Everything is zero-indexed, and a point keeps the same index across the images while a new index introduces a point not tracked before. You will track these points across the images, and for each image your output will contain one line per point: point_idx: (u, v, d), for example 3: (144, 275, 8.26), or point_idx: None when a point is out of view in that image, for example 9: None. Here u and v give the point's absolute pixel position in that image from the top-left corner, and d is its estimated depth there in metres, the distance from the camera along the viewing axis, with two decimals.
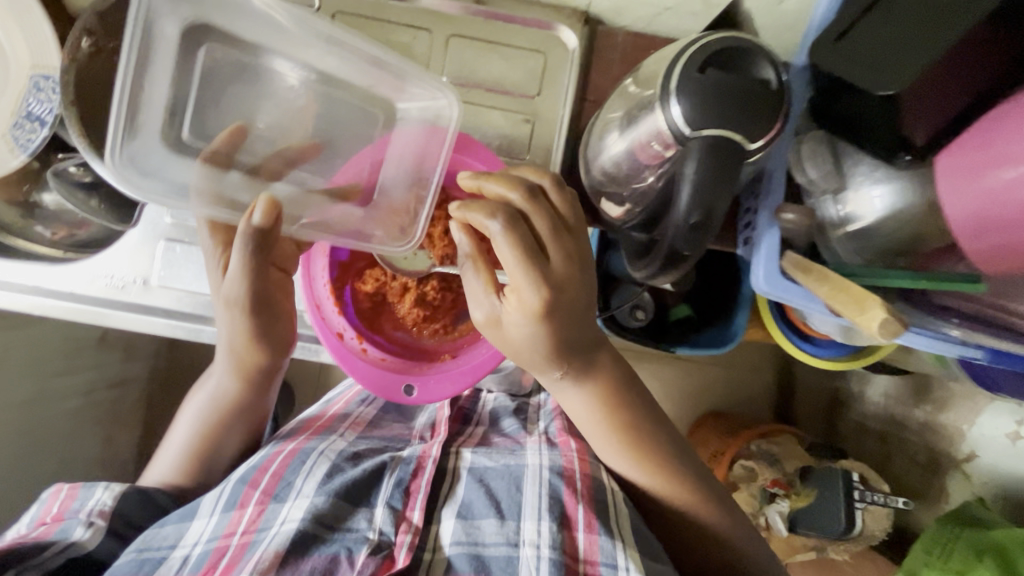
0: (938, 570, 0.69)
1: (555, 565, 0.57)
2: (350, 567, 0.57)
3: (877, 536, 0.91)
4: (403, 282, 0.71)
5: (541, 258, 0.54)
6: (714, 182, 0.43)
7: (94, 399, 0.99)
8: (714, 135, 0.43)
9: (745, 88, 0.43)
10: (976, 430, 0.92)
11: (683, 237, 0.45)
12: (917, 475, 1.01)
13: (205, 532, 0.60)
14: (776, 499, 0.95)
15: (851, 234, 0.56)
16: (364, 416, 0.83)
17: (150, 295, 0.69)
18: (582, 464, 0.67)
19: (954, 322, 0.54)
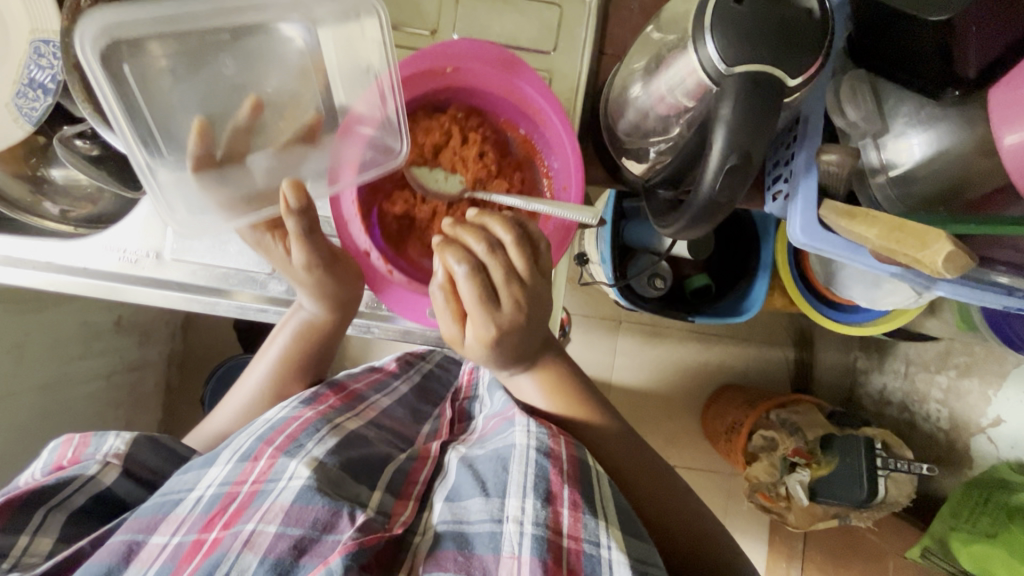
0: (965, 532, 0.68)
1: (538, 540, 0.55)
2: (350, 522, 0.56)
3: (901, 503, 0.91)
4: (433, 205, 0.65)
5: (497, 304, 0.55)
6: (751, 122, 0.41)
7: (114, 382, 0.99)
8: (751, 72, 0.41)
9: (784, 19, 0.41)
10: (1004, 394, 0.89)
11: (725, 188, 0.42)
12: (941, 441, 1.00)
13: (215, 478, 0.61)
14: (796, 469, 0.94)
15: (894, 181, 0.51)
16: (379, 404, 0.77)
17: (165, 269, 0.66)
18: (567, 447, 0.62)
19: (1000, 270, 0.50)
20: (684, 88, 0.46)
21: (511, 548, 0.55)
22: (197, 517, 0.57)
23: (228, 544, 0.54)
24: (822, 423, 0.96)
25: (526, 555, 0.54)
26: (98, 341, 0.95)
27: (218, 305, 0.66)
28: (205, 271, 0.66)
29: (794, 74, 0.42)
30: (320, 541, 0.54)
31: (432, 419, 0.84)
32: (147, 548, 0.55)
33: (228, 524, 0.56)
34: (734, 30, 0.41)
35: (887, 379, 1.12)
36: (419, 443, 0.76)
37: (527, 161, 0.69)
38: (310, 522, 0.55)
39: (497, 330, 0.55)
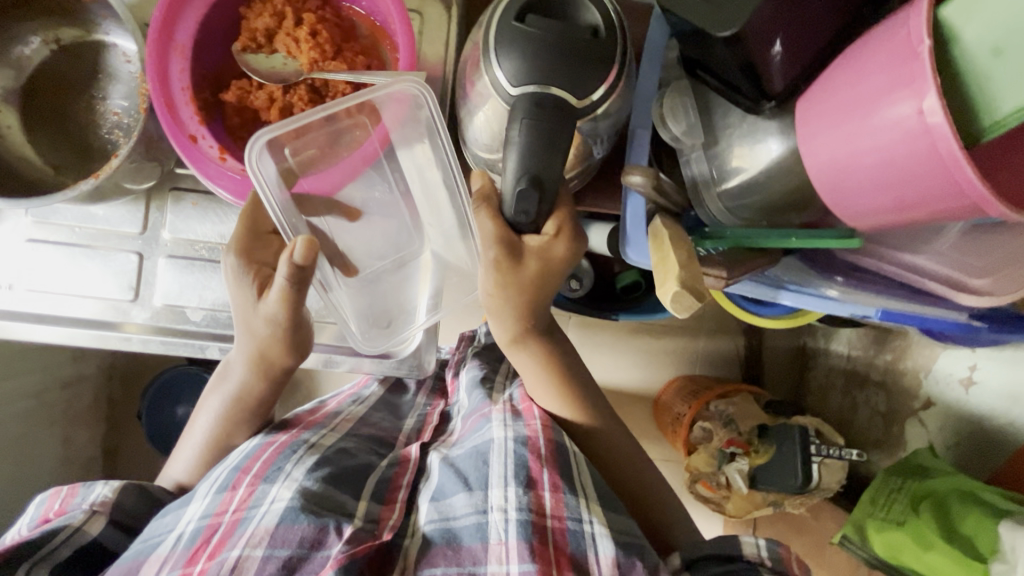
0: (879, 519, 0.69)
1: (522, 525, 0.58)
2: (338, 536, 0.58)
3: (832, 489, 0.92)
4: (269, 90, 0.65)
5: (519, 264, 0.62)
6: (541, 145, 0.49)
7: (47, 401, 0.97)
8: (537, 94, 0.49)
9: (567, 42, 0.49)
10: (932, 376, 0.91)
11: (524, 208, 0.52)
12: (878, 425, 1.02)
13: (196, 514, 0.62)
14: (735, 458, 0.95)
15: (730, 192, 0.53)
16: (352, 413, 0.82)
17: (15, 299, 0.68)
18: (543, 430, 0.69)
19: (837, 281, 0.57)
20: (495, 104, 0.54)
21: (498, 535, 0.58)
22: (180, 553, 0.58)
23: (214, 572, 0.54)
24: (757, 413, 0.98)
25: (513, 540, 0.57)
26: (24, 361, 0.93)
27: (80, 336, 0.69)
28: (75, 303, 0.69)
29: (583, 94, 0.50)
30: (309, 559, 0.56)
31: (414, 414, 0.88)
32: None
33: (211, 553, 0.56)
34: (520, 56, 0.49)
35: (831, 364, 1.13)
36: (400, 445, 0.79)
37: (372, 48, 0.67)
38: (297, 541, 0.57)
39: (554, 255, 0.62)
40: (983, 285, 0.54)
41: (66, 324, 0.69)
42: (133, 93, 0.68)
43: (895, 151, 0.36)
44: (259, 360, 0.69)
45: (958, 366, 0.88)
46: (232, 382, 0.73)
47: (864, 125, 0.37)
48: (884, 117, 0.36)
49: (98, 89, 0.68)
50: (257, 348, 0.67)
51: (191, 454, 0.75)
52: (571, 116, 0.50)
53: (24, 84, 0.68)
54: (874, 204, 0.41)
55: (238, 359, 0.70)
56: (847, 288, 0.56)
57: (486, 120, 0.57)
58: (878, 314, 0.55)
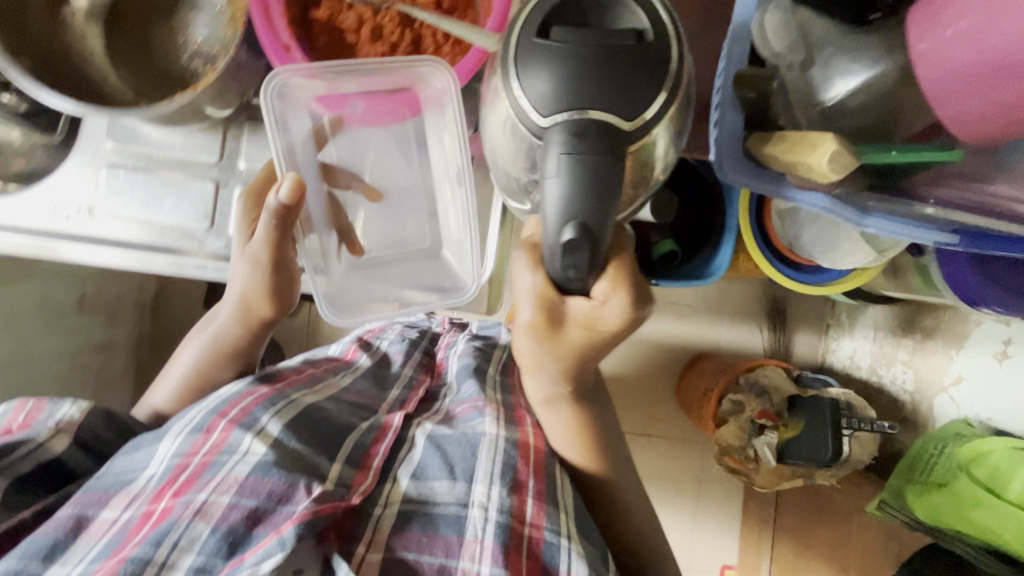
0: (918, 484, 0.70)
1: (501, 527, 0.61)
2: (306, 494, 0.59)
3: (862, 463, 0.93)
4: (358, 12, 0.66)
5: (560, 330, 0.59)
6: (584, 185, 0.43)
7: (81, 361, 0.97)
8: (577, 124, 0.44)
9: (605, 52, 0.44)
10: (963, 354, 0.92)
11: (574, 259, 0.47)
12: (906, 403, 1.03)
13: (167, 451, 0.63)
14: (764, 431, 0.96)
15: (827, 110, 0.49)
16: (341, 379, 0.81)
17: (96, 224, 0.67)
18: (534, 439, 0.73)
19: (929, 203, 0.51)
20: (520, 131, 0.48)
21: (475, 533, 0.61)
22: (151, 489, 0.60)
23: (179, 512, 0.56)
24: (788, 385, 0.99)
25: (489, 539, 0.61)
26: (62, 321, 0.93)
27: (153, 261, 0.68)
28: (144, 229, 0.68)
29: (632, 114, 0.45)
30: (276, 512, 0.57)
31: (399, 385, 0.85)
32: (96, 523, 0.57)
33: (177, 493, 0.58)
34: (557, 77, 0.44)
35: (857, 346, 1.14)
36: (383, 411, 0.77)
37: None
38: (266, 493, 0.58)
39: (603, 320, 0.57)
40: None
41: (128, 247, 0.68)
42: (215, 22, 0.68)
43: None
44: (245, 312, 0.72)
45: (992, 341, 0.88)
46: (217, 324, 0.76)
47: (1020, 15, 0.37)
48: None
49: (178, 16, 0.69)
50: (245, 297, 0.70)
51: (172, 384, 0.77)
52: (620, 141, 0.44)
53: (112, 6, 0.69)
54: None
55: (227, 304, 0.73)
56: (942, 210, 0.50)
57: (510, 139, 0.51)
58: (963, 241, 0.50)
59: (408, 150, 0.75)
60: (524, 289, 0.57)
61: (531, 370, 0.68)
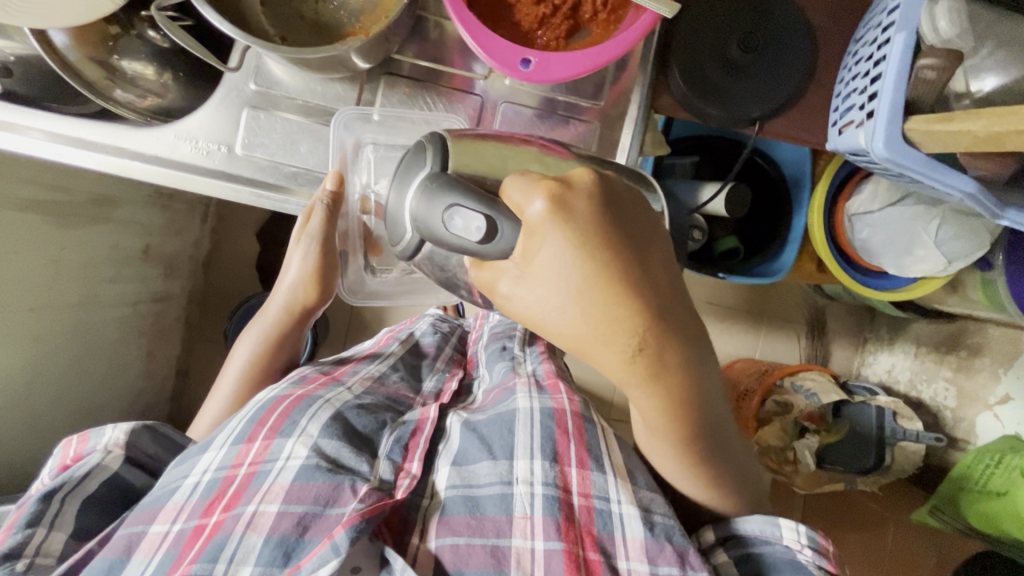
0: (976, 492, 0.71)
1: (549, 500, 0.59)
2: (352, 494, 0.57)
3: (906, 471, 0.93)
4: None
5: (517, 277, 0.44)
6: (427, 195, 0.47)
7: (139, 310, 1.00)
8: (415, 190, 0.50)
9: (404, 171, 0.53)
10: (1013, 374, 0.93)
11: (470, 222, 0.44)
12: (946, 418, 1.03)
13: (211, 463, 0.60)
14: (806, 434, 0.97)
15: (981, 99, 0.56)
16: (371, 372, 0.78)
17: (233, 163, 0.61)
18: (571, 404, 0.67)
19: None
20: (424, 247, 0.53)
21: (523, 509, 0.58)
22: (196, 503, 0.57)
23: (231, 525, 0.54)
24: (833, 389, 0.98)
25: (539, 514, 0.58)
26: (128, 268, 0.95)
27: (287, 204, 0.63)
28: (272, 169, 0.62)
29: (439, 161, 0.51)
30: (324, 515, 0.55)
31: (434, 375, 0.85)
32: (147, 538, 0.55)
33: (227, 506, 0.56)
34: (397, 195, 0.52)
35: (896, 360, 1.15)
36: (417, 404, 0.75)
37: None
38: (312, 498, 0.56)
39: (547, 223, 0.43)
40: None
41: (255, 181, 0.62)
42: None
43: None
44: (290, 297, 0.74)
45: None
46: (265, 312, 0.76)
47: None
48: None
49: None
50: (293, 287, 0.73)
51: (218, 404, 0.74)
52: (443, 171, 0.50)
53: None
54: None
55: (278, 289, 0.75)
56: None
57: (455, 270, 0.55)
58: None
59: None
60: (494, 279, 0.45)
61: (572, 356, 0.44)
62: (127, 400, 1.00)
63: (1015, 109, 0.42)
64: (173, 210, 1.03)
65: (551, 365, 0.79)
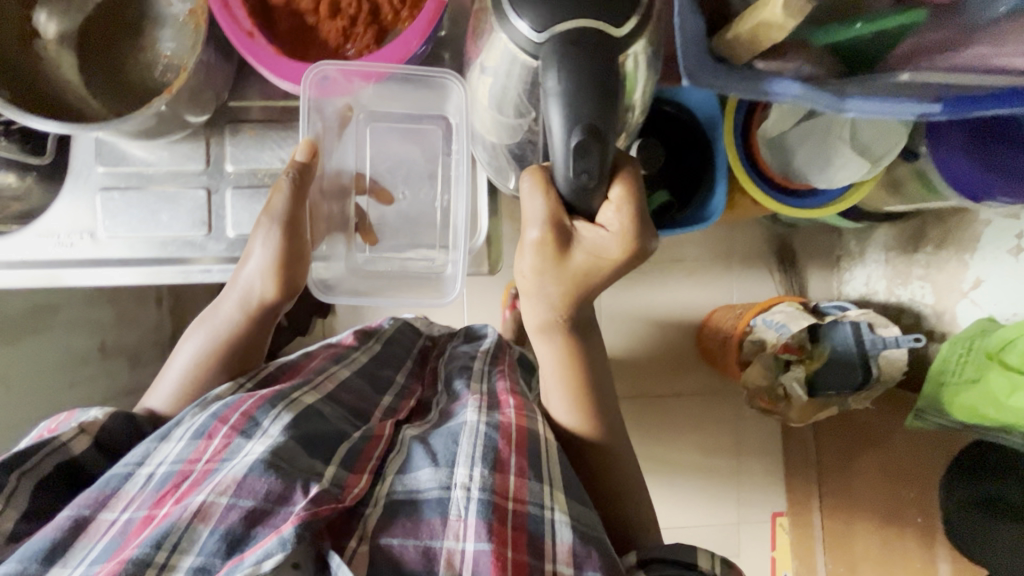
0: (955, 383, 0.69)
1: (484, 504, 0.58)
2: (304, 493, 0.56)
3: (895, 379, 0.91)
4: None
5: (563, 253, 0.58)
6: (587, 70, 0.45)
7: (111, 406, 0.99)
8: (573, 32, 0.47)
9: None
10: (977, 257, 0.91)
11: (582, 166, 0.46)
12: (928, 316, 1.01)
13: (170, 454, 0.59)
14: (790, 366, 0.95)
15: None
16: (338, 376, 0.76)
17: (100, 248, 0.66)
18: (517, 417, 0.68)
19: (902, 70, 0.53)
20: (510, 65, 0.54)
21: (457, 512, 0.59)
22: (147, 495, 0.56)
23: (177, 515, 0.52)
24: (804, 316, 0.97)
25: (471, 518, 0.58)
26: (89, 368, 0.96)
27: (160, 273, 0.67)
28: (142, 244, 0.66)
29: (620, 24, 0.48)
30: (275, 513, 0.54)
31: (391, 392, 0.82)
32: (95, 525, 0.54)
33: (178, 499, 0.55)
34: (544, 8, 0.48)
35: (870, 271, 1.13)
36: (375, 418, 0.74)
37: None
38: (263, 492, 0.54)
39: (605, 250, 0.58)
40: None
41: (151, 263, 0.66)
42: (181, 34, 0.65)
43: None
44: (245, 295, 0.67)
45: (1004, 238, 0.87)
46: (222, 306, 0.69)
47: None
48: None
49: (144, 33, 0.65)
50: (255, 279, 0.65)
51: (170, 389, 0.68)
52: (611, 45, 0.47)
53: (79, 31, 0.65)
54: None
55: (233, 282, 0.68)
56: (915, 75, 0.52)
57: (506, 91, 0.58)
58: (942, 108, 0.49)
59: (415, 187, 0.75)
60: (531, 209, 0.56)
61: (540, 306, 0.66)
62: None
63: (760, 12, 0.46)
64: (122, 301, 1.04)
65: (508, 380, 0.78)
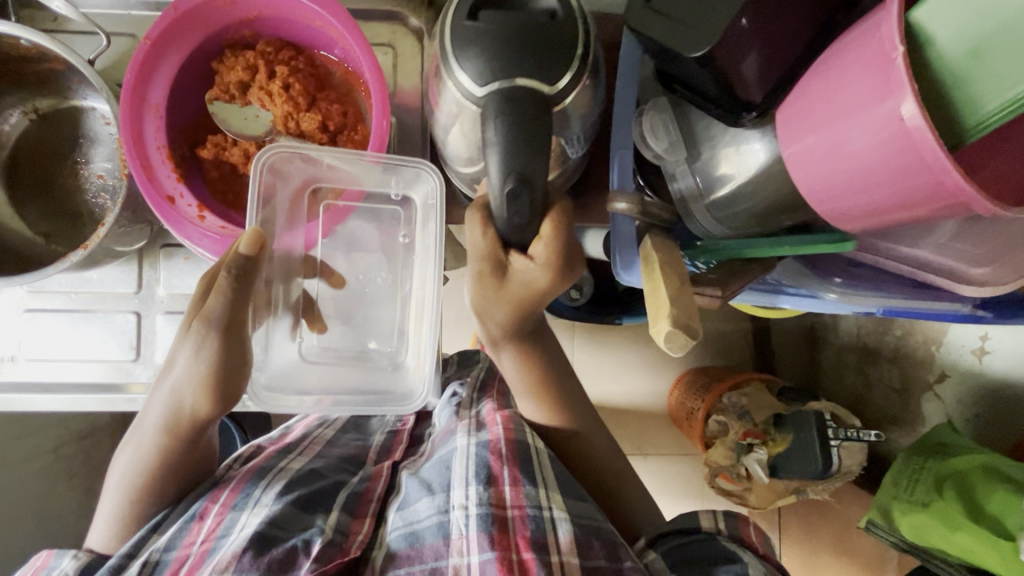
0: (904, 501, 0.71)
1: (483, 520, 0.56)
2: (306, 555, 0.56)
3: (855, 471, 0.92)
4: (244, 147, 0.62)
5: (500, 284, 0.53)
6: (521, 120, 0.43)
7: (64, 454, 0.98)
8: (505, 89, 0.45)
9: (532, 40, 0.47)
10: (944, 350, 0.90)
11: (515, 211, 0.44)
12: (895, 400, 1.00)
13: (157, 545, 0.58)
14: (753, 448, 0.95)
15: (715, 202, 0.50)
16: (322, 436, 0.76)
17: (29, 371, 0.65)
18: (507, 432, 0.64)
19: (835, 285, 0.57)
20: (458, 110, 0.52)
21: (459, 530, 0.56)
22: None
23: None
24: (770, 401, 0.97)
25: (474, 532, 0.56)
26: (40, 418, 0.94)
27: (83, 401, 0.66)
28: (74, 369, 0.66)
29: (550, 81, 0.47)
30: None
31: (383, 430, 0.82)
32: None
33: None
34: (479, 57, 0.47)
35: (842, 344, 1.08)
36: (371, 462, 0.74)
37: (345, 95, 0.63)
38: (266, 563, 0.55)
39: (537, 282, 0.52)
40: (982, 274, 0.52)
41: (79, 390, 0.66)
42: (116, 154, 0.65)
43: (877, 157, 0.36)
44: (171, 414, 0.60)
45: (969, 336, 0.86)
46: (148, 423, 0.62)
47: (848, 129, 0.36)
48: (872, 119, 0.35)
49: (79, 153, 0.65)
50: (184, 393, 0.59)
51: (106, 521, 0.63)
52: (545, 101, 0.46)
53: (8, 159, 0.65)
54: (848, 206, 0.41)
55: (158, 398, 0.61)
56: (846, 291, 0.56)
57: (459, 141, 0.55)
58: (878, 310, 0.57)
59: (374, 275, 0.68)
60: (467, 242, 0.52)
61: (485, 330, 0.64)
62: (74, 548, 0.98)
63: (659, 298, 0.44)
64: None
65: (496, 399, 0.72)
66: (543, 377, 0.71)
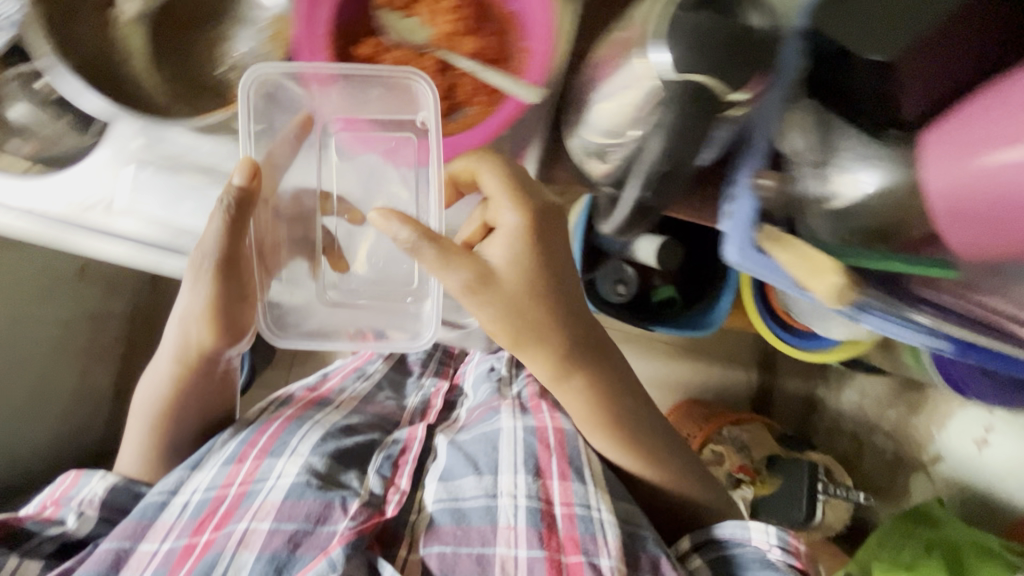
0: (887, 561, 0.72)
1: (530, 512, 0.65)
2: (341, 512, 0.65)
3: (835, 530, 0.92)
4: (403, 54, 0.62)
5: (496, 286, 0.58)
6: (688, 131, 0.46)
7: (71, 330, 0.97)
8: (689, 91, 0.45)
9: (732, 34, 0.44)
10: (946, 435, 0.93)
11: (649, 186, 0.49)
12: (884, 473, 1.03)
13: (201, 483, 0.68)
14: (741, 485, 0.95)
15: (834, 212, 0.50)
16: (358, 391, 0.86)
17: (115, 221, 0.65)
18: (554, 420, 0.73)
19: (923, 309, 0.51)
20: (637, 89, 0.50)
21: (507, 519, 0.65)
22: (186, 522, 0.65)
23: (223, 543, 0.62)
24: (768, 444, 0.99)
25: (522, 524, 0.64)
26: (59, 288, 0.93)
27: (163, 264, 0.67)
28: (161, 228, 0.66)
29: (735, 87, 0.45)
30: (314, 533, 0.63)
31: (416, 394, 0.90)
32: (136, 557, 0.62)
33: (218, 526, 0.64)
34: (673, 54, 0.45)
35: None
36: (405, 421, 0.83)
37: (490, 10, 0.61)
38: (303, 515, 0.64)
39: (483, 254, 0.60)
40: None
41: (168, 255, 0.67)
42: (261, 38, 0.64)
43: (997, 191, 0.39)
44: (184, 342, 0.68)
45: (973, 427, 0.89)
46: (167, 340, 0.70)
47: (970, 164, 0.40)
48: (990, 160, 0.39)
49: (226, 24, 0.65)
50: (192, 326, 0.66)
51: (133, 453, 0.74)
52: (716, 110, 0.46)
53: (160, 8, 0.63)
54: (974, 240, 0.42)
55: (172, 330, 0.69)
56: (935, 319, 0.50)
57: (613, 106, 0.53)
58: (953, 348, 0.51)
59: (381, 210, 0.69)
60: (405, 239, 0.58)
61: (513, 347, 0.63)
62: (55, 425, 0.97)
63: (804, 257, 0.47)
64: None
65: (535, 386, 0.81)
66: (595, 396, 0.69)
